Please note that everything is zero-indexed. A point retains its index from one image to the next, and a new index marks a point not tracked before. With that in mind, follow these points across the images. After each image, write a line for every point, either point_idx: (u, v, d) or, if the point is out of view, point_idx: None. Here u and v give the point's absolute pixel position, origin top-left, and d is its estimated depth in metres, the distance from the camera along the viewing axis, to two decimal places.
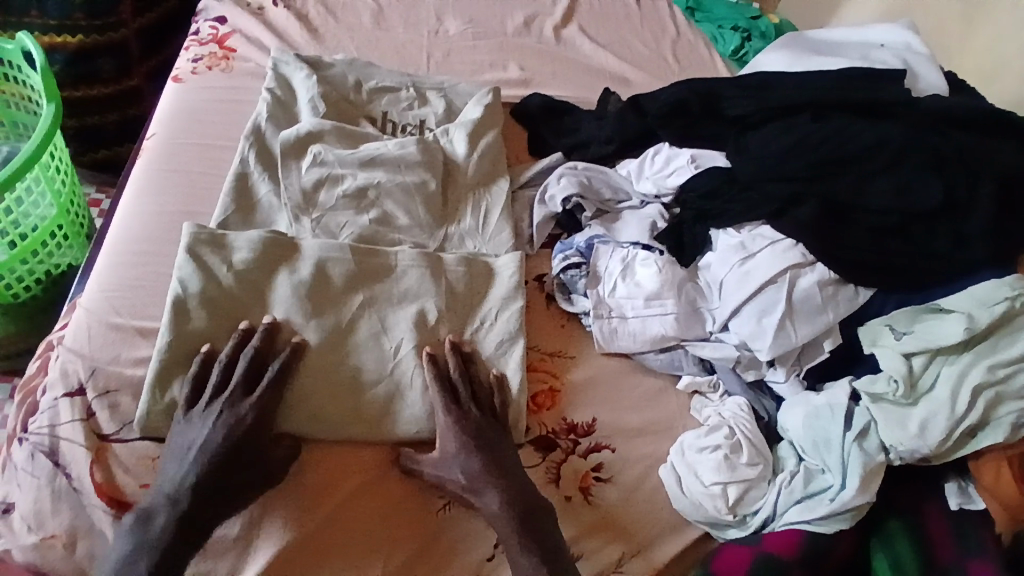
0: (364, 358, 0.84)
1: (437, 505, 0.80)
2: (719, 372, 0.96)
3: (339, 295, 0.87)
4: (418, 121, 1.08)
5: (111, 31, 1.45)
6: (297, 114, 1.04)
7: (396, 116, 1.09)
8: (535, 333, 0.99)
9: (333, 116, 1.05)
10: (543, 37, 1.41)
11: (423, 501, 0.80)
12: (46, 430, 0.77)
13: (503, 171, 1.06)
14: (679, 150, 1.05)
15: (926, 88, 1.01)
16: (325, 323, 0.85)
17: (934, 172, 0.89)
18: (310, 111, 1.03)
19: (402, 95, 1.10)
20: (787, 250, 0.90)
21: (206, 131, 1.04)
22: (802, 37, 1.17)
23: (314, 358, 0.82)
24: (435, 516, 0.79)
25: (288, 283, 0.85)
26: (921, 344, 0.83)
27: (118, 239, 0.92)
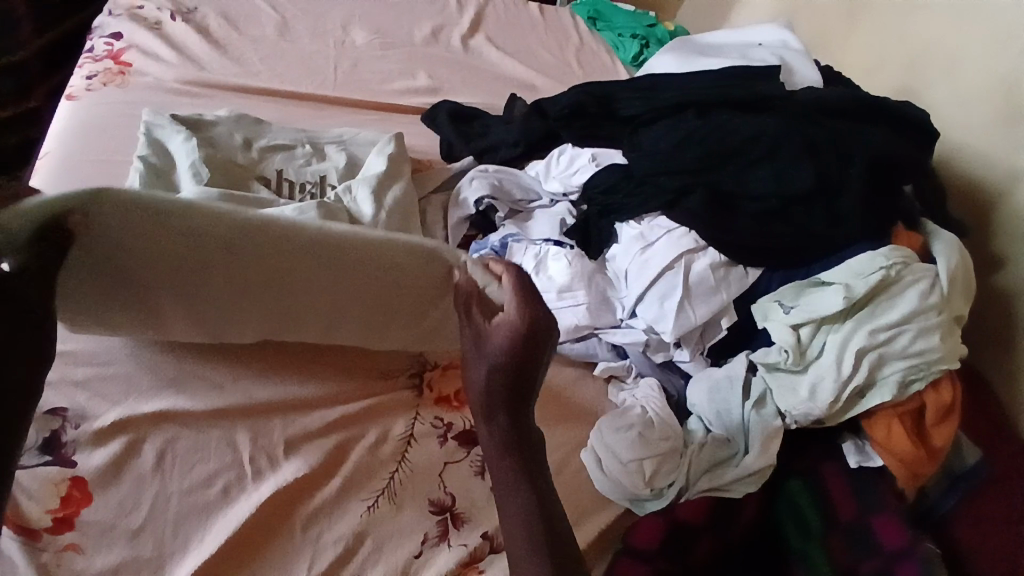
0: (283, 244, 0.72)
1: (362, 508, 0.78)
2: (632, 356, 1.01)
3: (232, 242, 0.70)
4: (318, 177, 1.03)
5: (9, 56, 1.42)
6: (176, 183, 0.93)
7: (293, 174, 1.03)
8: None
9: (220, 182, 0.96)
10: (451, 46, 1.44)
11: (346, 503, 0.78)
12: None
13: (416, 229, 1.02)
14: (581, 150, 1.10)
15: (800, 82, 1.10)
16: (228, 264, 0.72)
17: (808, 158, 0.97)
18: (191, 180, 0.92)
19: (297, 153, 1.05)
20: (681, 237, 0.97)
21: (100, 149, 0.99)
22: (690, 41, 1.25)
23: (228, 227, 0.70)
24: (359, 519, 0.77)
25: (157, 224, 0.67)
26: (807, 315, 0.91)
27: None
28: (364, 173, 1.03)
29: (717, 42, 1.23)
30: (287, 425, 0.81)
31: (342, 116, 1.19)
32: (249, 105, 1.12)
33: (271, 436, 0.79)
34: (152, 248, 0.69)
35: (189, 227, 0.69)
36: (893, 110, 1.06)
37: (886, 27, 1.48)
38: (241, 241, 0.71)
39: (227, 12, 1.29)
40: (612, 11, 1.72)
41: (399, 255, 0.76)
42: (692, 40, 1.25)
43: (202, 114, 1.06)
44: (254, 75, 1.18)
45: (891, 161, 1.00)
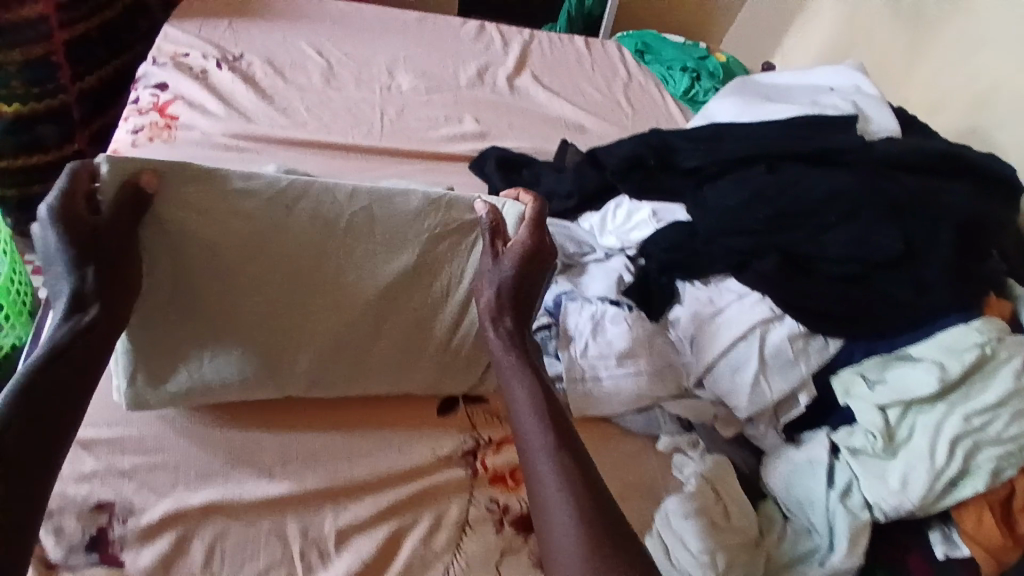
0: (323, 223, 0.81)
1: None
2: (698, 428, 0.96)
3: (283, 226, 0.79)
4: None
5: (50, 98, 1.38)
6: None
7: None
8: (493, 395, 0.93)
9: None
10: (497, 87, 1.40)
11: None
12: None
13: None
14: (640, 203, 1.04)
15: (878, 131, 1.02)
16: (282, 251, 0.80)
17: (892, 221, 0.89)
18: None
19: None
20: (754, 304, 0.91)
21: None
22: (753, 83, 1.19)
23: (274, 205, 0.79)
24: None
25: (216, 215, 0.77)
26: (895, 395, 0.83)
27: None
28: None
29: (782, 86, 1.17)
30: (339, 512, 0.78)
31: (388, 167, 1.15)
32: (296, 159, 1.10)
33: (323, 525, 0.76)
34: (212, 237, 0.77)
35: (239, 205, 0.78)
36: (979, 165, 0.97)
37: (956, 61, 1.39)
38: (289, 213, 0.80)
39: (272, 58, 1.27)
40: (660, 44, 1.67)
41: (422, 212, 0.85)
42: (755, 81, 1.20)
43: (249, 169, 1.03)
44: (300, 125, 1.15)
45: (982, 220, 0.91)
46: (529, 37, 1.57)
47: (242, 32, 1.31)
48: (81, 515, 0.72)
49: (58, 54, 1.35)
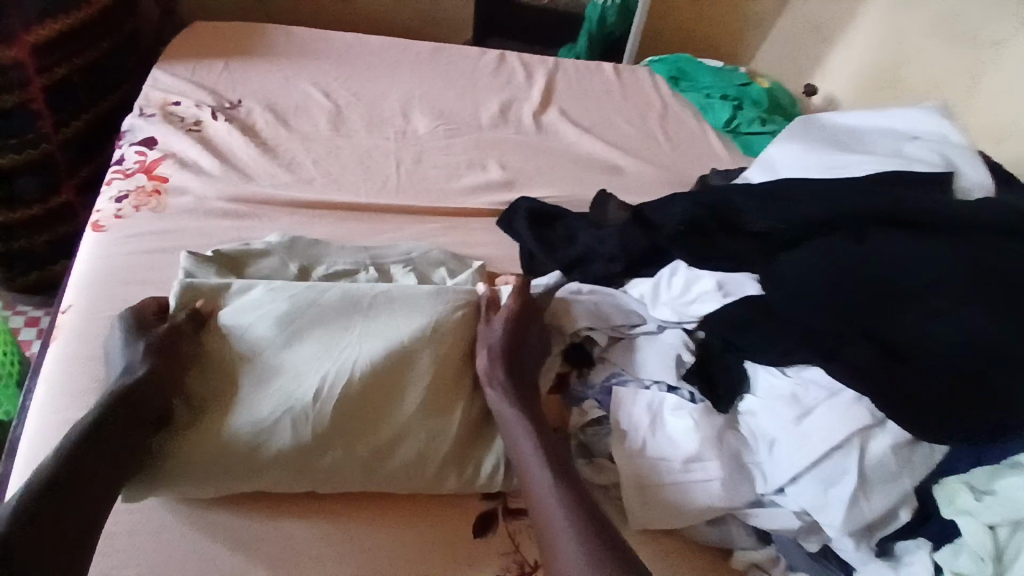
0: (340, 310, 0.81)
1: None
2: (778, 542, 0.82)
3: (306, 317, 0.80)
4: None
5: (30, 148, 1.26)
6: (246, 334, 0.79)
7: None
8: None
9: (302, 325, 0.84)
10: (523, 126, 1.27)
11: None
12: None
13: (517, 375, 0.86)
14: (700, 271, 0.91)
15: (971, 189, 0.90)
16: (306, 336, 0.79)
17: (1007, 313, 0.77)
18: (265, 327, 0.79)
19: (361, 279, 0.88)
20: (850, 405, 0.77)
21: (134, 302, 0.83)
22: (818, 124, 1.07)
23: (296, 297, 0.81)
24: None
25: (240, 310, 0.80)
26: (1010, 516, 0.70)
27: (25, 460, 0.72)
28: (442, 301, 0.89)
29: (853, 126, 1.05)
30: None
31: (407, 228, 1.02)
32: (301, 224, 0.97)
33: None
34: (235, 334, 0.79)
35: (262, 298, 0.81)
36: None
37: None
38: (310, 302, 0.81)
39: (274, 103, 1.15)
40: (696, 70, 1.53)
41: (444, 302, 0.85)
42: (820, 121, 1.07)
43: (250, 241, 0.91)
44: (306, 183, 1.03)
45: None
46: (554, 66, 1.44)
47: (240, 74, 1.19)
48: None
49: (37, 101, 1.23)
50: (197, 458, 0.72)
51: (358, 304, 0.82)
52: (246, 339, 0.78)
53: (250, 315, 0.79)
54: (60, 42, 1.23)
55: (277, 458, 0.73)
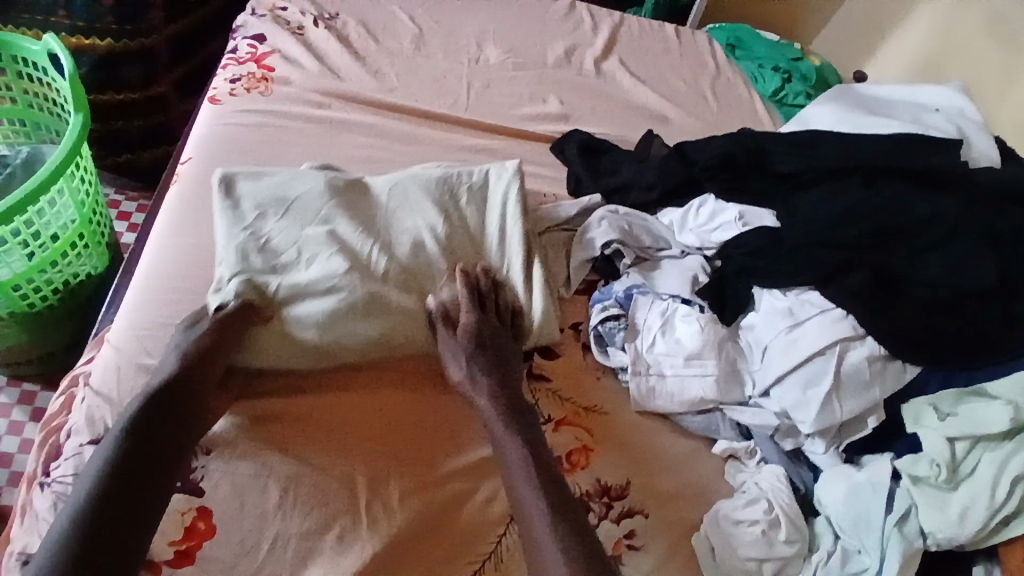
0: (368, 192, 0.94)
1: (490, 545, 0.78)
2: (756, 438, 0.96)
3: (339, 192, 0.92)
4: (407, 206, 0.93)
5: (142, 37, 1.39)
6: (297, 204, 0.90)
7: (391, 204, 0.94)
8: (557, 379, 0.96)
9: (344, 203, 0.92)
10: (583, 70, 1.38)
11: (477, 538, 0.78)
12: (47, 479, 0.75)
13: (533, 248, 0.95)
14: (727, 204, 1.03)
15: (979, 157, 1.01)
16: (349, 211, 0.91)
17: (990, 253, 0.88)
18: (308, 200, 0.90)
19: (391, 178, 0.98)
20: (837, 320, 0.89)
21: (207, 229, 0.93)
22: (850, 92, 1.15)
23: (326, 178, 0.93)
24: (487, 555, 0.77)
25: (282, 184, 0.92)
26: (966, 430, 0.83)
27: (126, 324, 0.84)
28: (461, 189, 0.95)
29: (883, 97, 1.13)
30: (403, 473, 0.80)
31: (468, 140, 1.15)
32: (380, 121, 1.11)
33: (388, 487, 0.78)
34: (285, 208, 0.90)
35: (300, 177, 0.93)
36: None
37: None
38: (344, 183, 0.93)
39: (365, 21, 1.28)
40: (753, 39, 1.61)
41: (446, 179, 0.95)
42: (854, 91, 1.15)
43: (349, 121, 1.10)
44: (388, 91, 1.17)
45: None
46: (619, 20, 1.54)
47: None
48: None
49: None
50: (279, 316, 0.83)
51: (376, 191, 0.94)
52: (294, 209, 0.90)
53: (300, 189, 0.91)
54: None
55: (351, 311, 0.84)
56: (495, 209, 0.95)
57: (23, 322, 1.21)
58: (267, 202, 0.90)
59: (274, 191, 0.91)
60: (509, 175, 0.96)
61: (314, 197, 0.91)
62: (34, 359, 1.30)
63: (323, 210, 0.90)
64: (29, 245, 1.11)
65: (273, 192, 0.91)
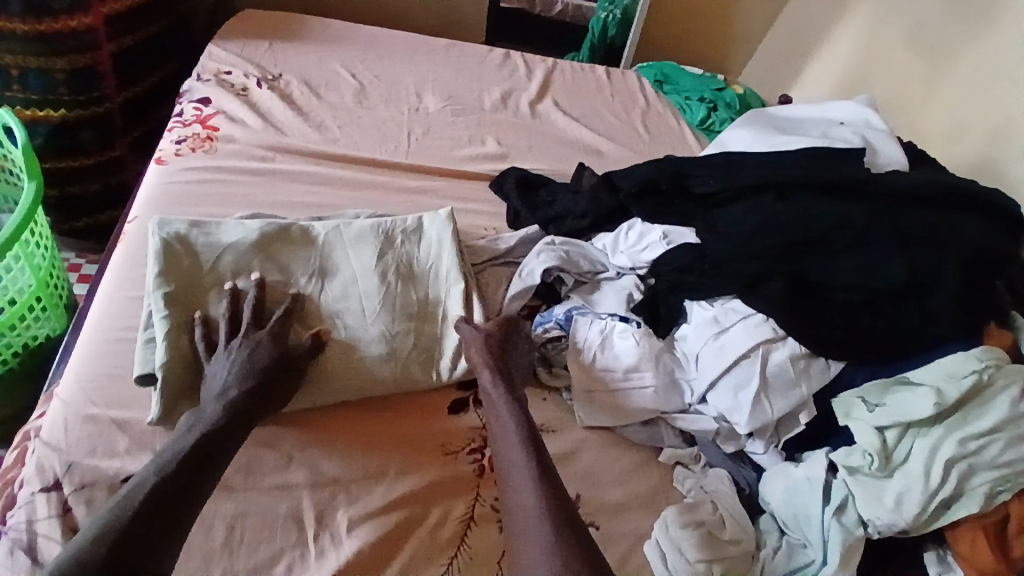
0: (301, 239, 0.98)
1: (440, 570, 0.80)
2: (700, 443, 1.00)
3: (273, 243, 0.96)
4: (337, 253, 0.98)
5: (94, 106, 1.45)
6: (230, 256, 0.93)
7: (327, 252, 0.98)
8: None
9: (279, 251, 0.96)
10: (519, 111, 1.47)
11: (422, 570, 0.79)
12: (1, 528, 0.75)
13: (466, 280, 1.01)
14: (651, 226, 1.10)
15: (885, 164, 1.10)
16: (283, 262, 0.95)
17: (899, 251, 0.94)
18: (242, 250, 0.93)
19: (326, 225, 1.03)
20: (759, 324, 0.95)
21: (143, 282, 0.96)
22: (765, 114, 1.25)
23: (257, 229, 0.96)
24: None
25: (217, 237, 0.94)
26: (894, 417, 0.86)
27: (72, 377, 0.86)
28: (391, 233, 1.01)
29: (796, 117, 1.24)
30: (351, 503, 0.82)
31: (409, 182, 1.21)
32: (323, 171, 1.17)
33: (336, 518, 0.81)
34: (218, 261, 0.92)
35: (236, 231, 0.95)
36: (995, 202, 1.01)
37: (972, 90, 1.35)
38: (281, 233, 0.97)
39: (310, 79, 1.36)
40: (679, 74, 1.72)
41: (378, 226, 1.01)
42: (769, 114, 1.25)
43: (293, 171, 1.15)
44: (331, 141, 1.24)
45: (991, 256, 0.95)
46: (552, 65, 1.64)
47: (281, 53, 1.41)
48: (112, 488, 0.78)
49: (103, 65, 1.42)
50: (192, 376, 0.84)
51: (311, 238, 0.98)
52: (229, 260, 0.92)
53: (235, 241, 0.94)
54: (124, 15, 1.41)
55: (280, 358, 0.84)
56: (429, 248, 1.02)
57: None
58: (205, 253, 0.92)
59: (211, 243, 0.93)
60: (442, 219, 1.04)
61: (250, 248, 0.94)
62: None
63: (261, 261, 0.94)
64: None
65: (210, 243, 0.93)
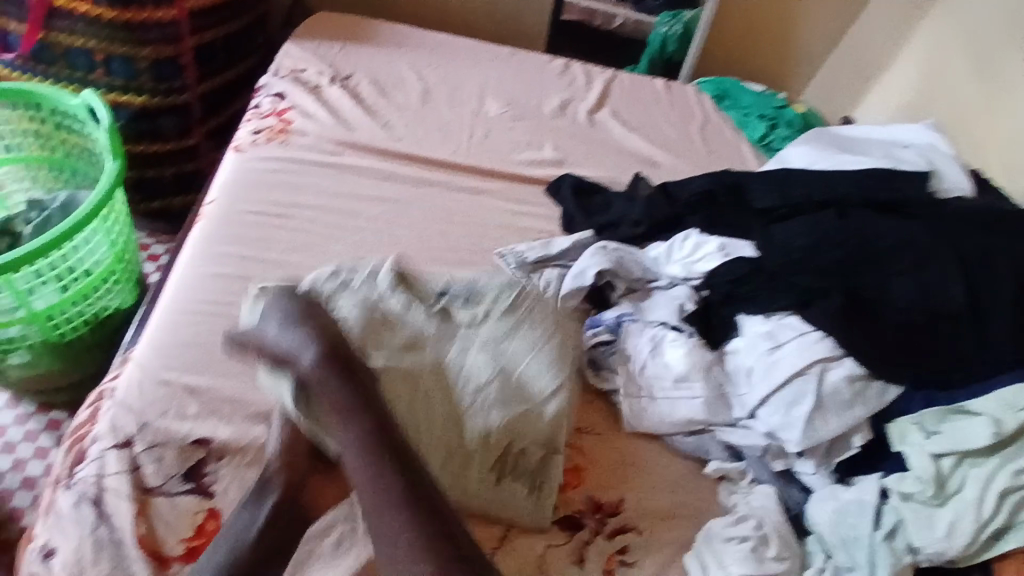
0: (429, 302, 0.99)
1: None
2: (747, 459, 0.98)
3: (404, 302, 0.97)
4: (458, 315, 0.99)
5: (174, 95, 1.53)
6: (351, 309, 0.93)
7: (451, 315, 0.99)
8: None
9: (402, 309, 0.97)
10: (578, 119, 1.49)
11: None
12: (70, 480, 0.80)
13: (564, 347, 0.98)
14: (708, 237, 1.09)
15: (950, 189, 1.08)
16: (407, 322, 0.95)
17: (960, 276, 0.93)
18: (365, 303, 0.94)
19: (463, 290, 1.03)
20: (814, 343, 0.92)
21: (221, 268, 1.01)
22: (827, 133, 1.24)
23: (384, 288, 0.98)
24: None
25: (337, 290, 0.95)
26: (950, 445, 0.84)
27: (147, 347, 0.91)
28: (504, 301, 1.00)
29: (858, 137, 1.23)
30: None
31: (467, 181, 1.24)
32: (388, 166, 1.22)
33: None
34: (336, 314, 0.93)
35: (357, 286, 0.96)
36: None
37: None
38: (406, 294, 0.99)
39: (378, 79, 1.41)
40: (739, 90, 1.72)
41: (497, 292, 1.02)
42: (831, 133, 1.24)
43: (362, 167, 1.20)
44: (396, 138, 1.28)
45: None
46: (611, 76, 1.65)
47: (352, 54, 1.46)
48: (181, 449, 0.82)
49: (185, 56, 1.50)
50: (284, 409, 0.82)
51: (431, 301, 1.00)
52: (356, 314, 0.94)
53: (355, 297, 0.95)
54: (209, 12, 1.50)
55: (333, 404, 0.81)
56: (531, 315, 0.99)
57: (54, 352, 1.28)
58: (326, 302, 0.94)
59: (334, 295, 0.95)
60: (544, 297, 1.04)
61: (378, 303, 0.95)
62: (64, 387, 1.37)
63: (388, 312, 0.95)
64: (62, 278, 1.20)
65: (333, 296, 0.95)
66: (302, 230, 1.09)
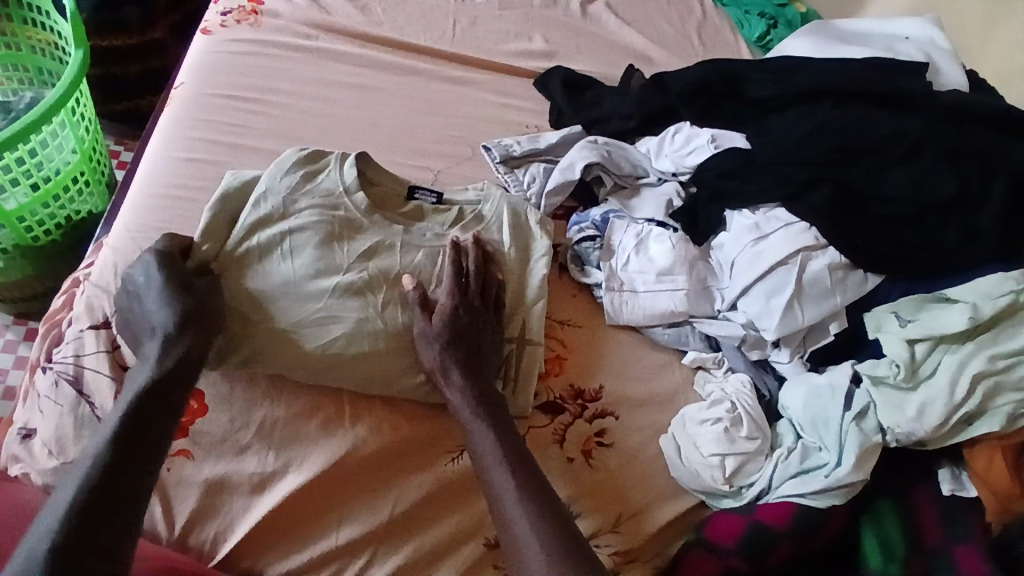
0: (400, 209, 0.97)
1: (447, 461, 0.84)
2: (724, 349, 1.00)
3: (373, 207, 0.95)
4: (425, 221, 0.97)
5: None
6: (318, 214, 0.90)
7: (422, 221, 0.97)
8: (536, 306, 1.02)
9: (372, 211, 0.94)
10: (569, 10, 1.41)
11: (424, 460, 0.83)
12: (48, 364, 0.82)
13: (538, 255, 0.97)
14: (700, 130, 1.08)
15: (946, 84, 1.05)
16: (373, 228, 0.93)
17: (950, 167, 0.91)
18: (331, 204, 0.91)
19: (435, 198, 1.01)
20: (801, 233, 0.93)
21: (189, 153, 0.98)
22: (829, 24, 1.18)
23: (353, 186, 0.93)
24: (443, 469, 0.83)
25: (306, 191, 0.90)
26: (926, 331, 0.85)
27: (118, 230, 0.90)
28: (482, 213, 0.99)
29: (859, 29, 1.17)
30: None
31: (450, 73, 1.18)
32: (367, 53, 1.16)
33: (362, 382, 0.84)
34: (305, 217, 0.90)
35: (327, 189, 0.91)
36: None
37: None
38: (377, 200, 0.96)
39: None
40: None
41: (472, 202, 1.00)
42: (831, 24, 1.18)
43: (339, 55, 1.14)
44: (376, 25, 1.21)
45: None
46: None
47: None
48: None
49: None
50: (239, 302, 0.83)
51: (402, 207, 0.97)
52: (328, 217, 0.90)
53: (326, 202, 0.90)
54: None
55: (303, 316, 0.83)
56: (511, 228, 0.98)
57: (28, 256, 1.25)
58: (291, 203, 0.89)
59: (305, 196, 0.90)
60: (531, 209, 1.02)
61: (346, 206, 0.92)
62: (37, 297, 1.35)
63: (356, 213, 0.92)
64: (30, 177, 1.15)
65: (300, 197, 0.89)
66: (276, 116, 1.05)
